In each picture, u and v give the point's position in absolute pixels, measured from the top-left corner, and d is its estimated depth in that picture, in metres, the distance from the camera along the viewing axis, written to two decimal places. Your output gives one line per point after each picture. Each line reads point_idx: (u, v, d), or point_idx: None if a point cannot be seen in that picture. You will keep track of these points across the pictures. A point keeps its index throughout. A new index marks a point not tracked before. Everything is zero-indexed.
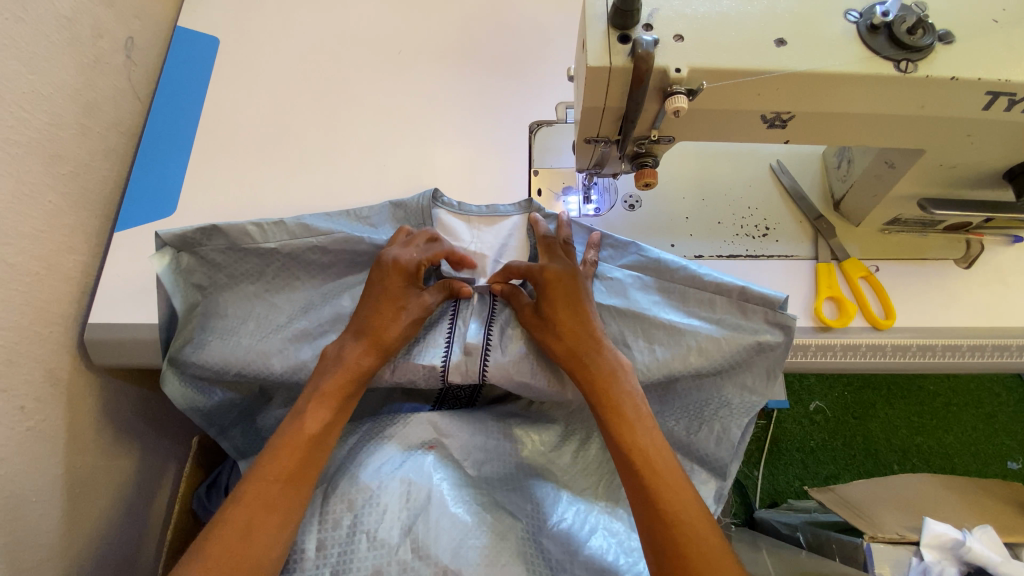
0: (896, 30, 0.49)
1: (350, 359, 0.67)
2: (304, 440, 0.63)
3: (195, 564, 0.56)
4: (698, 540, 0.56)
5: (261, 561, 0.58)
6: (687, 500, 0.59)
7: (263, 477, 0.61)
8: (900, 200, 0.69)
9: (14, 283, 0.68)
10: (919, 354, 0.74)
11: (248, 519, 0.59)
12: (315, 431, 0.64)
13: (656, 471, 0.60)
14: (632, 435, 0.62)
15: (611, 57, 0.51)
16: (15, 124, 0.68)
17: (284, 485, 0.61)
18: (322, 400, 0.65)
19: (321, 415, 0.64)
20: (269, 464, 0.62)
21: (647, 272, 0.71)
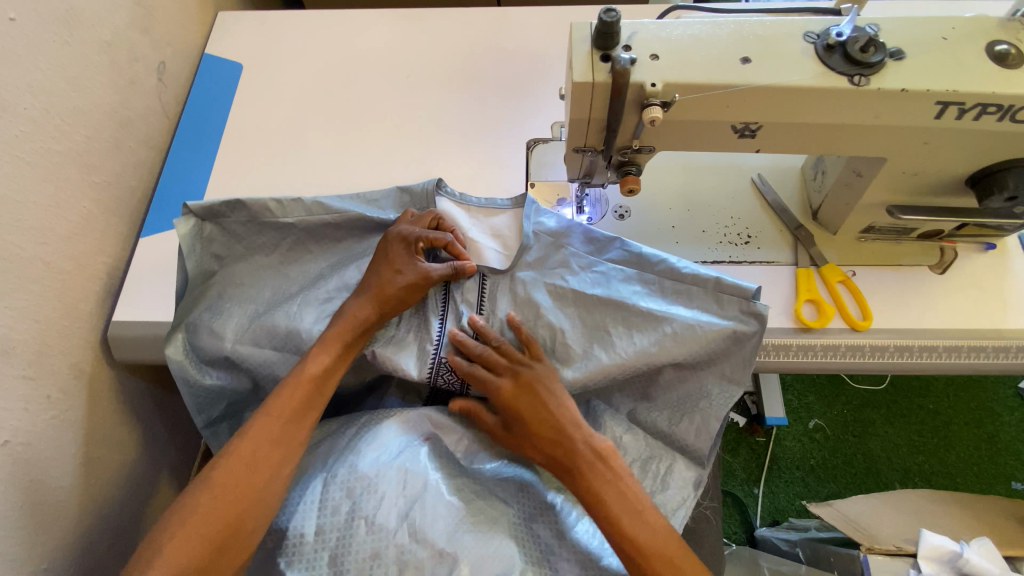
0: (849, 49, 0.55)
1: (352, 312, 0.75)
2: (307, 380, 0.72)
3: (206, 493, 0.65)
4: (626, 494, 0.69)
5: (264, 489, 0.67)
6: None
7: (270, 414, 0.70)
8: (872, 208, 0.74)
9: (47, 280, 0.74)
10: (897, 355, 0.77)
11: (253, 452, 0.67)
12: (317, 373, 0.72)
13: None
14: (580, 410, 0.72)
15: (594, 74, 0.58)
16: (57, 135, 0.75)
17: (286, 421, 0.70)
18: (325, 345, 0.74)
19: (322, 359, 0.73)
20: (275, 402, 0.70)
21: (628, 265, 0.76)
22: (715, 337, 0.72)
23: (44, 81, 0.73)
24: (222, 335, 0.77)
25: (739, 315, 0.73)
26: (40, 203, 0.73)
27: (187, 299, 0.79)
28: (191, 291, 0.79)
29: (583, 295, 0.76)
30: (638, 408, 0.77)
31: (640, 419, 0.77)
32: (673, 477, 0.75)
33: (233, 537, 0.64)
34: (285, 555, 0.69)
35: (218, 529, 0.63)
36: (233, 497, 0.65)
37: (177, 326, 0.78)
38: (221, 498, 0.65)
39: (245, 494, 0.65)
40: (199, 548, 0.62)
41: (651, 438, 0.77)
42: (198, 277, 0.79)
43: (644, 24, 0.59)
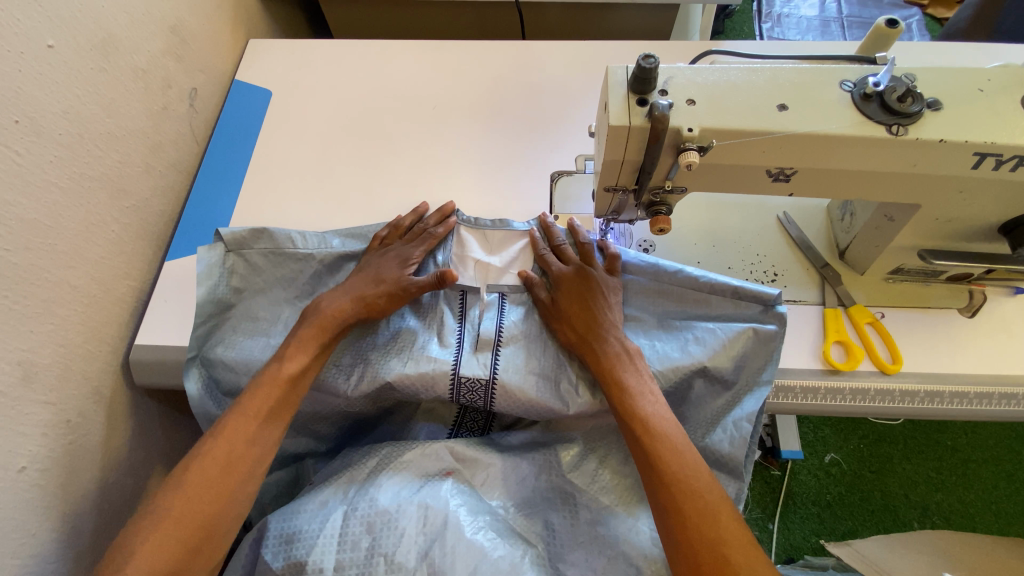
0: (886, 99, 0.55)
1: (331, 314, 0.75)
2: (282, 379, 0.70)
3: (177, 497, 0.63)
4: (698, 497, 0.62)
5: (235, 494, 0.65)
6: (685, 462, 0.65)
7: (245, 413, 0.68)
8: (901, 251, 0.73)
9: (74, 304, 0.74)
10: (927, 400, 0.76)
11: (227, 453, 0.66)
12: (292, 373, 0.71)
13: (655, 436, 0.66)
14: (634, 405, 0.68)
15: (630, 117, 0.58)
16: (91, 161, 0.76)
17: (261, 422, 0.68)
18: (302, 346, 0.72)
19: (300, 360, 0.71)
20: (250, 401, 0.68)
21: (643, 274, 0.78)
22: (739, 339, 0.73)
23: (80, 107, 0.74)
24: (240, 370, 0.76)
25: (760, 316, 0.74)
26: (71, 228, 0.73)
27: (202, 331, 0.78)
28: (209, 323, 0.78)
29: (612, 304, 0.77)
30: None
31: None
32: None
33: (209, 541, 0.62)
34: None
35: (192, 533, 0.61)
36: (208, 498, 0.63)
37: (194, 361, 0.77)
38: (194, 500, 0.63)
39: (218, 498, 0.63)
40: (170, 551, 0.60)
41: None
42: (215, 309, 0.78)
43: (680, 70, 0.60)
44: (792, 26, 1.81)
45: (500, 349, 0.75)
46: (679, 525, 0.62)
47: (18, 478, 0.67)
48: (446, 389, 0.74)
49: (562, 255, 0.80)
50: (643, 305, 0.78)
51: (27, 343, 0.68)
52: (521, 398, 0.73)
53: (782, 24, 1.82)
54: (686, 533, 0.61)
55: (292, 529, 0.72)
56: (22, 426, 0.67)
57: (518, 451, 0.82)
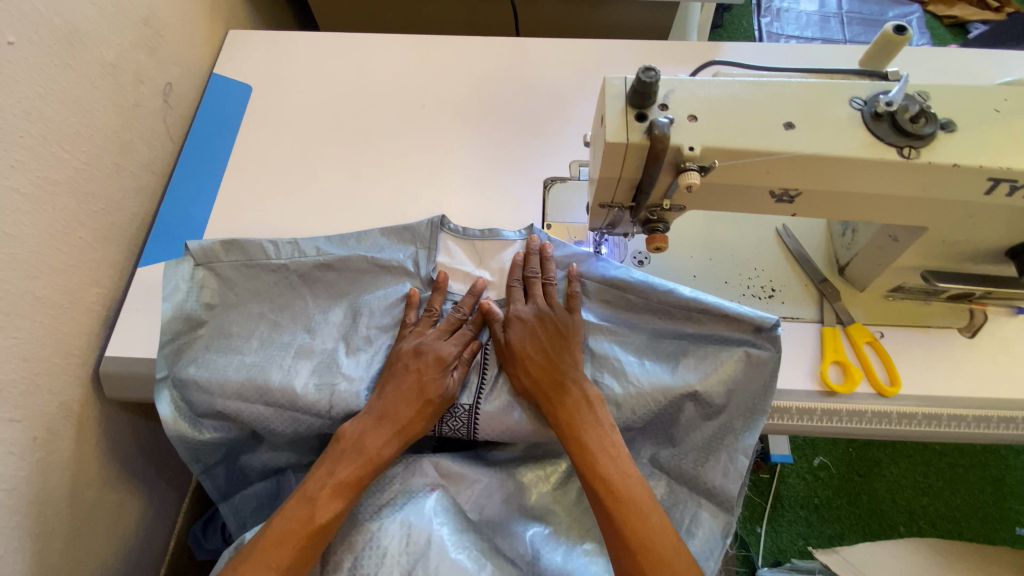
0: (899, 119, 0.52)
1: (372, 448, 0.69)
2: (313, 529, 0.65)
3: None
4: (664, 566, 0.62)
5: None
6: (649, 523, 0.64)
7: (264, 560, 0.63)
8: (904, 270, 0.71)
9: (38, 315, 0.70)
10: (924, 422, 0.75)
11: None
12: (325, 522, 0.66)
13: (618, 497, 0.65)
14: (596, 464, 0.67)
15: (628, 134, 0.54)
16: (55, 163, 0.71)
17: (282, 570, 0.63)
18: (337, 489, 0.67)
19: (335, 505, 0.67)
20: (265, 554, 0.64)
21: (634, 290, 0.75)
22: (729, 363, 0.71)
23: (43, 106, 0.69)
24: (213, 391, 0.73)
25: (751, 338, 0.72)
26: (33, 236, 0.69)
27: (173, 349, 0.75)
28: (178, 341, 0.75)
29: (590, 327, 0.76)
30: (661, 451, 0.74)
31: (663, 462, 0.74)
32: (701, 525, 0.71)
33: None
34: None
35: None
36: None
37: (165, 381, 0.74)
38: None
39: None
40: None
41: (675, 483, 0.74)
42: (185, 325, 0.76)
43: (681, 82, 0.56)
44: (790, 21, 1.77)
45: (487, 373, 0.75)
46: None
47: None
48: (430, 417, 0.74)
49: (529, 288, 0.77)
50: (634, 323, 0.76)
51: None
52: (505, 426, 0.72)
53: (780, 20, 1.78)
54: None
55: None
56: None
57: (506, 467, 0.79)
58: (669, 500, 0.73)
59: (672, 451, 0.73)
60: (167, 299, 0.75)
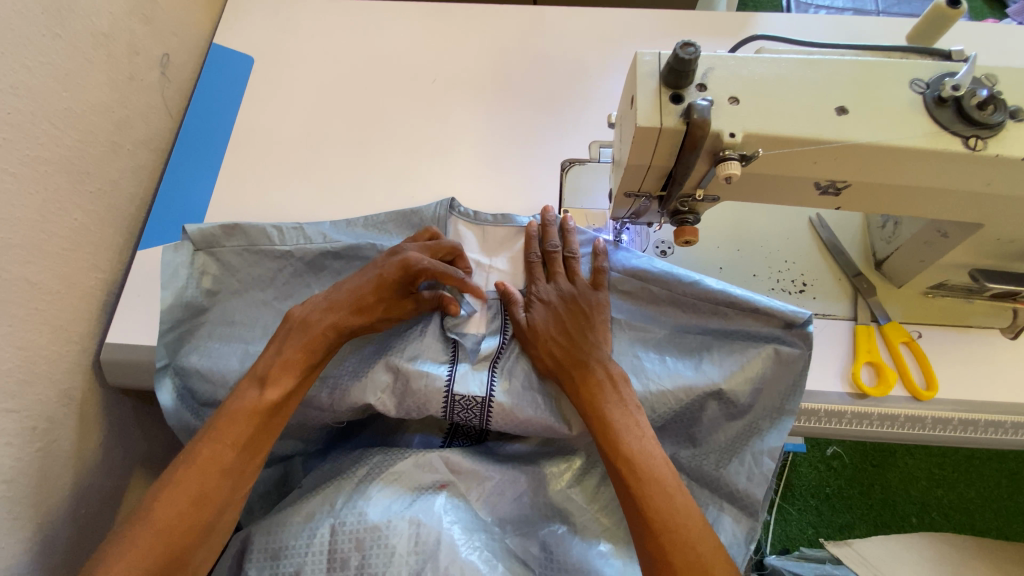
0: (965, 104, 0.47)
1: (318, 326, 0.68)
2: (262, 406, 0.64)
3: (142, 534, 0.58)
4: (688, 548, 0.59)
5: (210, 526, 0.61)
6: (674, 506, 0.61)
7: (220, 442, 0.62)
8: (950, 268, 0.66)
9: (34, 302, 0.67)
10: (960, 428, 0.71)
11: (200, 485, 0.60)
12: (274, 399, 0.64)
13: (640, 478, 0.62)
14: (619, 441, 0.63)
15: (662, 117, 0.49)
16: (46, 141, 0.67)
17: (240, 450, 0.63)
18: (287, 366, 0.66)
19: (284, 385, 0.65)
20: (225, 428, 0.63)
21: (656, 281, 0.71)
22: (756, 361, 0.67)
23: (29, 81, 0.65)
24: (217, 381, 0.71)
25: (781, 334, 0.68)
26: (25, 219, 0.65)
27: (174, 338, 0.72)
28: (178, 329, 0.72)
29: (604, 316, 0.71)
30: (681, 450, 0.71)
31: (683, 462, 0.70)
32: (721, 528, 0.68)
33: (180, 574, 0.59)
34: None
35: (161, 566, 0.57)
36: (178, 533, 0.59)
37: (166, 370, 0.71)
38: (163, 535, 0.58)
39: (191, 531, 0.59)
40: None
41: (696, 485, 0.71)
42: (185, 312, 0.73)
43: (722, 59, 0.51)
44: None
45: (498, 365, 0.70)
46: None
47: None
48: (439, 409, 0.68)
49: (552, 265, 0.73)
50: (654, 316, 0.72)
51: None
52: (520, 418, 0.68)
53: None
54: None
55: (277, 543, 0.67)
56: None
57: (518, 462, 0.77)
58: None
59: (695, 452, 0.70)
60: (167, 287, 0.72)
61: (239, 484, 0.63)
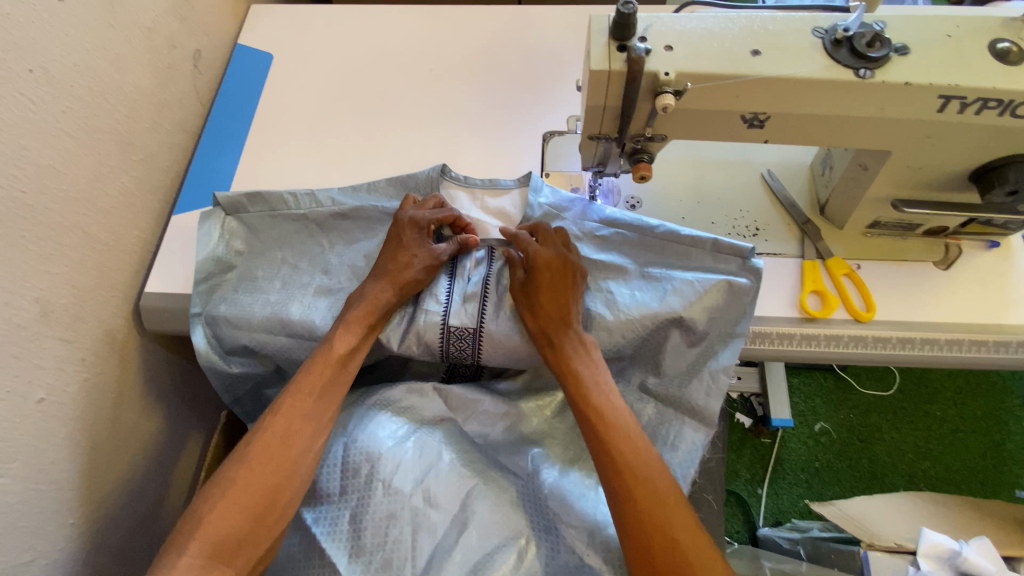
0: (856, 43, 0.58)
1: (372, 294, 0.79)
2: (333, 359, 0.75)
3: (240, 468, 0.68)
4: (646, 483, 0.67)
5: (294, 469, 0.69)
6: (636, 448, 0.70)
7: (301, 391, 0.73)
8: (876, 202, 0.76)
9: (86, 249, 0.78)
10: (899, 346, 0.79)
11: (286, 429, 0.71)
12: (343, 352, 0.76)
13: (608, 423, 0.71)
14: (587, 392, 0.73)
15: (610, 62, 0.60)
16: (100, 113, 0.80)
17: (316, 399, 0.73)
18: (349, 326, 0.77)
19: (347, 339, 0.76)
20: (304, 379, 0.74)
21: (628, 229, 0.81)
22: (712, 290, 0.77)
23: (89, 61, 0.77)
24: (242, 326, 0.81)
25: (735, 269, 0.77)
26: (82, 176, 0.77)
27: (207, 291, 0.83)
28: (210, 281, 0.83)
29: (587, 259, 0.82)
30: (648, 377, 0.80)
31: (650, 388, 0.80)
32: (684, 440, 0.77)
33: (273, 512, 0.67)
34: (316, 503, 0.75)
35: (257, 502, 0.66)
36: (270, 471, 0.68)
37: (199, 317, 0.82)
38: (258, 473, 0.68)
39: (280, 469, 0.68)
40: (239, 523, 0.65)
41: (663, 406, 0.79)
42: (216, 267, 0.84)
43: (659, 17, 0.62)
44: None
45: (487, 301, 0.80)
46: (635, 526, 0.65)
47: (37, 409, 0.72)
48: (437, 339, 0.79)
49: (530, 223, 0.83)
50: (624, 259, 0.82)
51: (44, 283, 0.72)
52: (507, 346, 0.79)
53: None
54: (631, 512, 0.66)
55: None
56: (40, 360, 0.72)
57: (508, 397, 0.86)
58: (655, 420, 0.79)
59: (660, 378, 0.79)
60: (201, 246, 0.83)
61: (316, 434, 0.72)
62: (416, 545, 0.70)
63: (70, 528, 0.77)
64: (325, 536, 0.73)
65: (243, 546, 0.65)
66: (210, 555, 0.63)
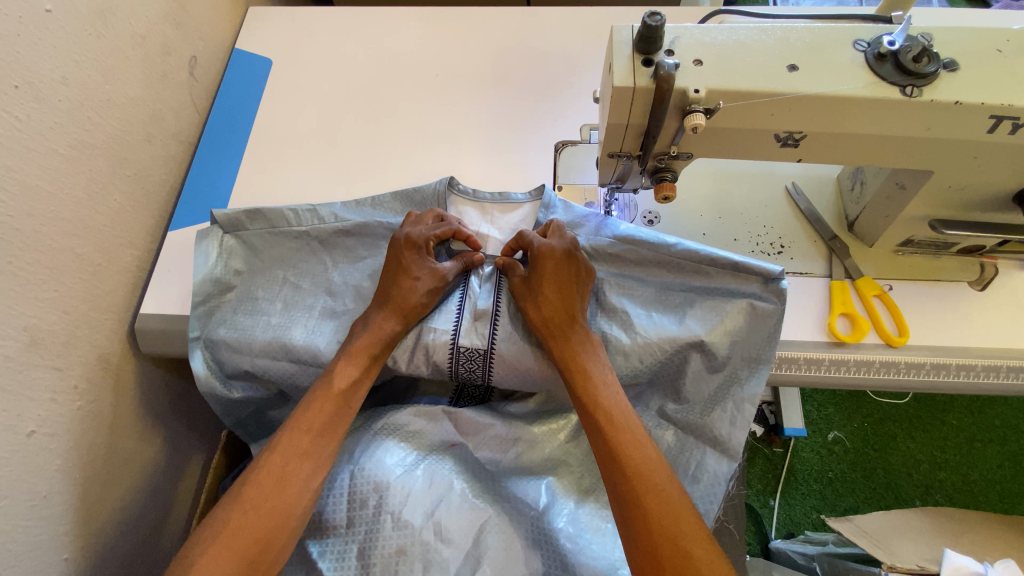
0: (902, 59, 0.53)
1: (375, 323, 0.74)
2: (333, 393, 0.71)
3: (233, 508, 0.64)
4: (659, 491, 0.63)
5: (289, 511, 0.65)
6: (647, 454, 0.65)
7: (298, 428, 0.68)
8: (911, 221, 0.72)
9: (78, 271, 0.74)
10: (933, 372, 0.75)
11: (280, 467, 0.66)
12: (343, 386, 0.71)
13: (614, 426, 0.67)
14: (596, 393, 0.69)
15: (635, 78, 0.56)
16: (91, 127, 0.76)
17: (315, 436, 0.69)
18: (351, 357, 0.72)
19: (349, 372, 0.72)
20: (303, 415, 0.69)
21: (643, 247, 0.76)
22: (734, 315, 0.73)
23: (78, 73, 0.73)
24: (243, 350, 0.77)
25: (758, 291, 0.73)
26: (72, 195, 0.73)
27: (205, 313, 0.79)
28: (208, 303, 0.79)
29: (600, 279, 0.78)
30: (668, 403, 0.76)
31: (670, 414, 0.75)
32: (706, 471, 0.73)
33: (265, 557, 0.62)
34: (320, 535, 0.71)
35: (250, 547, 0.62)
36: (263, 513, 0.63)
37: (197, 341, 0.78)
38: (250, 516, 0.63)
39: (273, 512, 0.64)
40: (228, 568, 0.60)
41: (683, 433, 0.75)
42: (214, 288, 0.80)
43: (687, 29, 0.58)
44: None
45: (497, 321, 0.75)
46: (646, 538, 0.60)
47: (28, 442, 0.68)
48: (445, 360, 0.75)
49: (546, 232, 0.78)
50: (641, 277, 0.77)
51: (34, 310, 0.68)
52: (519, 367, 0.74)
53: None
54: (641, 521, 0.61)
55: None
56: (30, 391, 0.68)
57: (520, 421, 0.81)
58: (676, 448, 0.75)
59: (680, 405, 0.75)
60: (198, 266, 0.79)
61: (314, 474, 0.67)
62: None
63: (65, 563, 0.74)
64: (332, 571, 0.69)
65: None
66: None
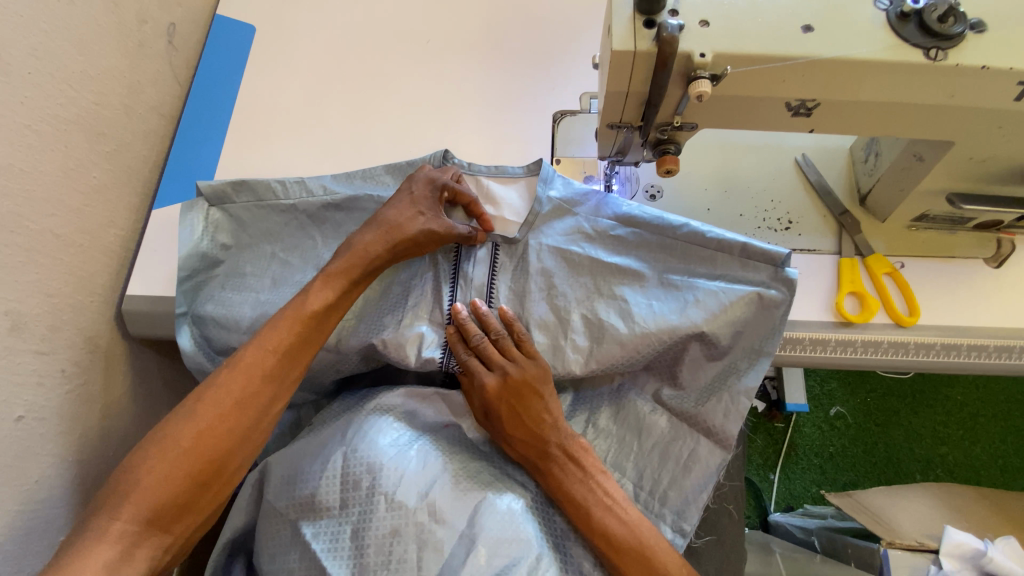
0: (926, 18, 0.49)
1: (359, 245, 0.70)
2: (304, 315, 0.67)
3: (189, 426, 0.62)
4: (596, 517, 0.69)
5: (246, 433, 0.64)
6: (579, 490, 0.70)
7: (263, 345, 0.66)
8: (927, 195, 0.68)
9: (59, 253, 0.72)
10: (942, 353, 0.73)
11: (240, 389, 0.64)
12: (317, 308, 0.68)
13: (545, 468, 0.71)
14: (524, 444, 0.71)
15: (636, 42, 0.52)
16: (65, 101, 0.72)
17: (278, 356, 0.66)
18: (329, 279, 0.69)
19: (325, 293, 0.68)
20: (269, 333, 0.66)
21: (648, 229, 0.73)
22: (740, 303, 0.69)
23: (48, 43, 0.69)
24: (230, 327, 0.75)
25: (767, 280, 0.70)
26: (48, 173, 0.70)
27: (192, 288, 0.77)
28: (195, 278, 0.78)
29: (600, 262, 0.73)
30: (664, 389, 0.74)
31: (665, 399, 0.73)
32: (698, 460, 0.72)
33: (217, 478, 0.63)
34: (309, 518, 0.70)
35: (201, 469, 0.62)
36: (219, 434, 0.63)
37: (185, 317, 0.77)
38: (206, 436, 0.62)
39: (230, 435, 0.63)
40: (179, 487, 0.60)
41: (678, 422, 0.74)
42: (201, 263, 0.78)
43: None
44: None
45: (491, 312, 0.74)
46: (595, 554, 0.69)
47: (16, 427, 0.67)
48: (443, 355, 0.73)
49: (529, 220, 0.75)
50: (645, 261, 0.74)
51: (14, 292, 0.66)
52: None
53: None
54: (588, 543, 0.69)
55: (294, 471, 0.72)
56: (16, 376, 0.67)
57: None
58: (669, 433, 0.73)
59: (676, 392, 0.73)
60: (183, 239, 0.77)
61: (276, 399, 0.66)
62: (422, 563, 0.66)
63: None
64: (326, 552, 0.68)
65: (186, 510, 0.62)
66: (147, 519, 0.59)
